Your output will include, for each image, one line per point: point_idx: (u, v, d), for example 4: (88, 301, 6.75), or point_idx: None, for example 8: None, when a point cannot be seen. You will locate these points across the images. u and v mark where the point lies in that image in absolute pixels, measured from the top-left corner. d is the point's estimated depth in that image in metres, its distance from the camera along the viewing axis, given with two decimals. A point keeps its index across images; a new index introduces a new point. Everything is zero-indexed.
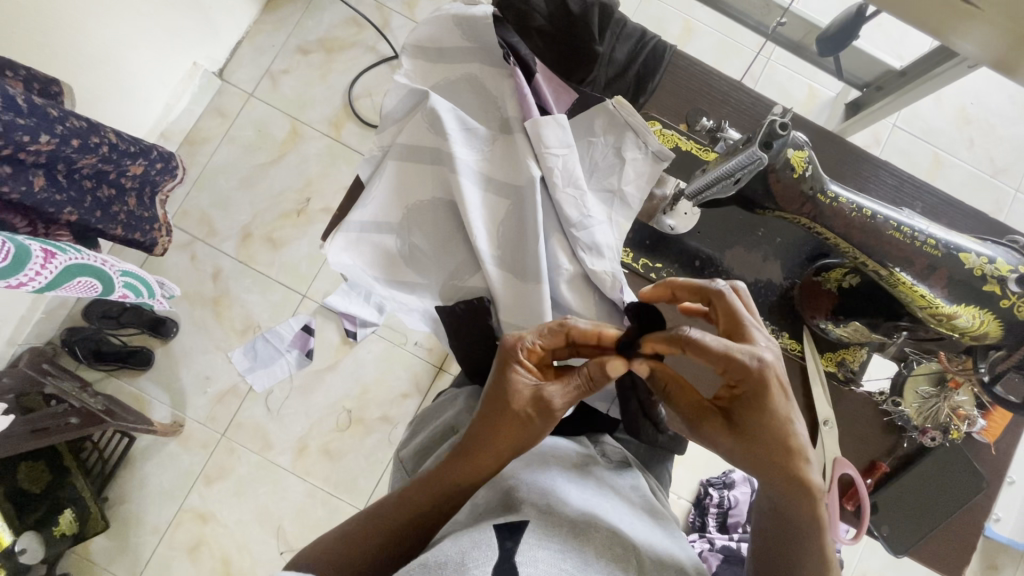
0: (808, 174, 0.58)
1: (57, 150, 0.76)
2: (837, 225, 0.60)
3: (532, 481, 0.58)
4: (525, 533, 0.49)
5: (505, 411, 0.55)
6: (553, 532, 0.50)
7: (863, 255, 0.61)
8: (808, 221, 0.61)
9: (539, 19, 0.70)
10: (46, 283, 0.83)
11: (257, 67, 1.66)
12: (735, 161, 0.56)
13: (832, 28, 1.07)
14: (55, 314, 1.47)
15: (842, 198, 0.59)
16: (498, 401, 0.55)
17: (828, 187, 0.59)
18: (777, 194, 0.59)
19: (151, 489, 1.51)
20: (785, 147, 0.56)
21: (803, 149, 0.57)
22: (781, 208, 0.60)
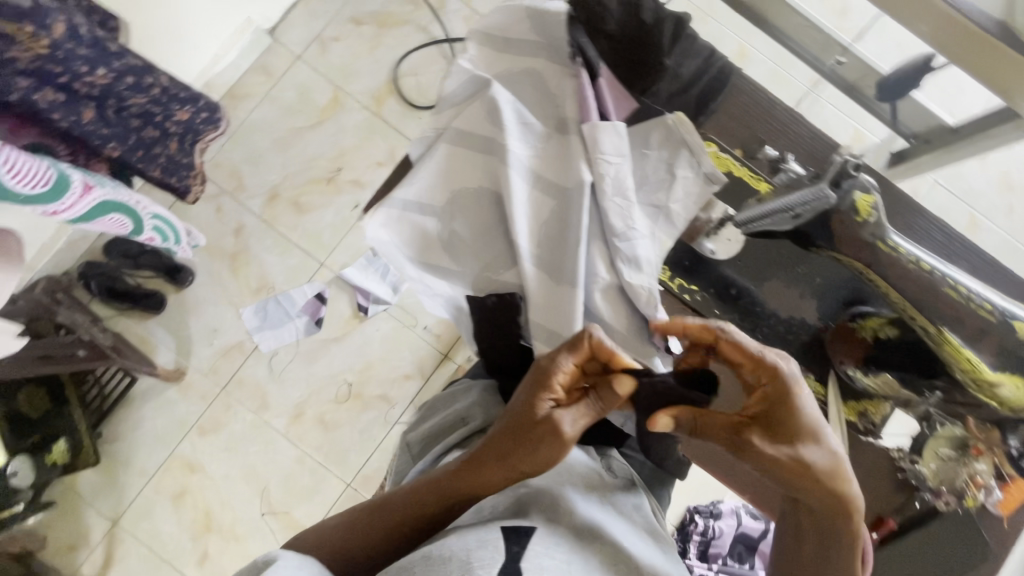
0: (873, 221, 0.60)
1: (111, 85, 0.77)
2: (892, 274, 0.61)
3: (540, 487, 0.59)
4: (531, 540, 0.51)
5: (523, 430, 0.54)
6: (558, 542, 0.52)
7: (913, 307, 0.61)
8: (864, 266, 0.62)
9: (611, 23, 0.67)
10: (80, 216, 0.83)
11: (309, 31, 1.65)
12: (796, 195, 0.60)
13: (894, 74, 1.05)
14: (77, 246, 1.48)
15: (902, 248, 0.60)
16: (519, 417, 0.55)
17: (889, 235, 0.60)
18: (836, 234, 0.61)
19: (145, 431, 1.52)
20: (854, 188, 0.59)
21: (872, 194, 0.59)
22: (838, 249, 0.62)
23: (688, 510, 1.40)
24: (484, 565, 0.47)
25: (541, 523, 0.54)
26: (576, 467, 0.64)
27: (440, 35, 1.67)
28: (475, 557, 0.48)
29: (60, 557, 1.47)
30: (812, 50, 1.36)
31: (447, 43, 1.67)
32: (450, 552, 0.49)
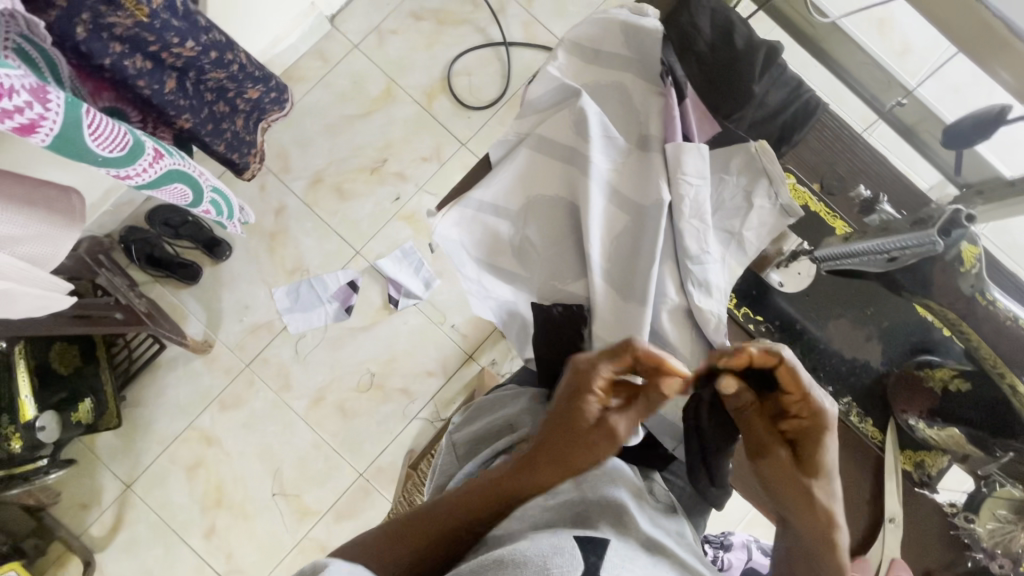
0: (975, 272, 0.58)
1: (195, 58, 0.78)
2: (986, 329, 0.60)
3: (598, 497, 0.60)
4: (607, 550, 0.52)
5: (575, 431, 0.59)
6: (630, 554, 0.53)
7: (1003, 364, 0.59)
8: (958, 319, 0.61)
9: (702, 44, 0.71)
10: (148, 181, 0.83)
11: (369, 22, 1.67)
12: (898, 238, 0.59)
13: (962, 122, 1.04)
14: (121, 210, 1.50)
15: (1000, 303, 0.60)
16: (568, 419, 0.59)
17: (989, 290, 0.60)
18: (936, 282, 0.60)
19: (167, 399, 1.54)
20: (963, 239, 0.57)
21: (978, 245, 0.58)
22: (933, 297, 0.61)
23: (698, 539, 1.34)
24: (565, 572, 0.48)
25: (612, 536, 0.55)
26: (629, 483, 0.64)
27: (497, 38, 1.68)
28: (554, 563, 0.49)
29: (71, 514, 1.48)
30: (872, 89, 1.35)
31: (504, 46, 1.67)
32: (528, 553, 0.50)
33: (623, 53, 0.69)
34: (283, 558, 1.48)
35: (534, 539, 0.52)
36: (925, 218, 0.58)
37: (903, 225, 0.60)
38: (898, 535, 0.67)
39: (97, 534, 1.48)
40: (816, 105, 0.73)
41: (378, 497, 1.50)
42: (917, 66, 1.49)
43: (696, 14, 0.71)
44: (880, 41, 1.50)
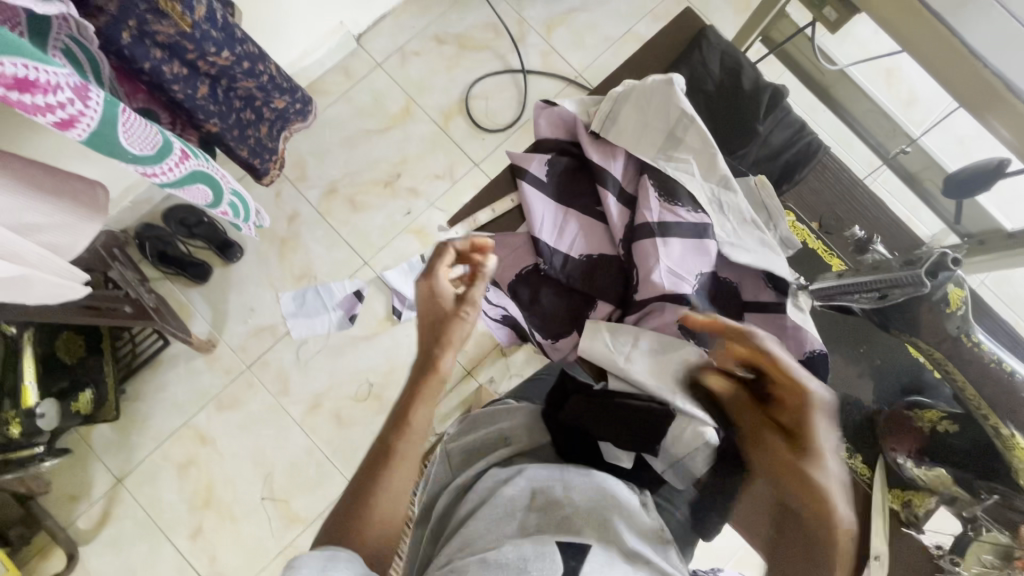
0: (960, 314, 0.61)
1: (228, 67, 0.82)
2: (971, 369, 0.62)
3: (572, 512, 0.66)
4: (586, 559, 0.60)
5: (438, 322, 0.74)
6: (607, 562, 0.61)
7: (987, 406, 0.62)
8: (942, 356, 0.64)
9: (710, 84, 0.81)
10: (172, 180, 0.86)
11: (393, 43, 1.74)
12: (892, 276, 0.62)
13: (962, 173, 1.07)
14: (140, 207, 1.54)
15: (986, 345, 0.62)
16: (439, 321, 0.74)
17: (975, 332, 0.62)
18: (924, 322, 0.62)
19: (166, 395, 1.55)
20: (948, 282, 0.60)
21: (964, 288, 0.60)
22: (920, 336, 0.64)
23: None
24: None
25: (594, 545, 0.62)
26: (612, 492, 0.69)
27: (516, 65, 1.74)
28: (534, 567, 0.57)
29: (60, 506, 1.48)
30: (878, 136, 1.38)
31: (522, 73, 1.73)
32: (511, 557, 0.58)
33: (639, 119, 0.80)
34: (266, 565, 1.47)
35: (517, 545, 0.60)
36: (909, 260, 0.62)
37: (894, 264, 0.63)
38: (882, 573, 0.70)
39: (83, 527, 1.48)
40: (818, 146, 0.82)
41: None
42: (922, 117, 1.53)
43: (706, 55, 0.81)
44: (886, 91, 1.54)
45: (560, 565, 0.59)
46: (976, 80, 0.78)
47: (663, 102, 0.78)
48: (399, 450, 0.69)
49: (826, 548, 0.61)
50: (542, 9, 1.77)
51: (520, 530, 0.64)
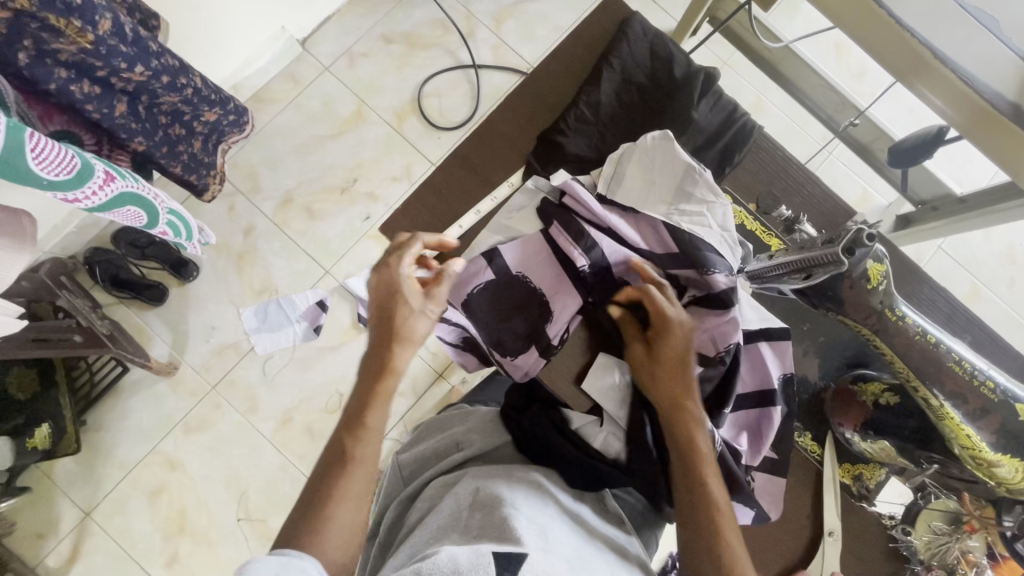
0: (882, 289, 0.59)
1: (146, 82, 0.79)
2: (898, 343, 0.61)
3: (511, 515, 0.61)
4: (522, 566, 0.54)
5: (388, 329, 0.75)
6: (548, 567, 0.56)
7: (915, 378, 0.61)
8: (870, 332, 0.62)
9: (641, 78, 0.95)
10: (98, 205, 0.83)
11: (340, 45, 1.70)
12: (812, 255, 0.61)
13: (906, 142, 1.08)
14: (86, 232, 1.49)
15: (910, 318, 0.60)
16: (390, 325, 0.75)
17: (898, 304, 0.60)
18: (848, 299, 0.61)
19: (129, 422, 1.51)
20: (867, 257, 0.58)
21: (883, 262, 0.59)
22: (846, 312, 0.62)
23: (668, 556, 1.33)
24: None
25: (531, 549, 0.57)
26: (553, 495, 0.70)
27: (467, 61, 1.71)
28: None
29: (27, 545, 1.44)
30: (828, 109, 1.39)
31: (473, 68, 1.70)
32: (444, 560, 0.54)
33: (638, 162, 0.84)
34: None
35: (451, 552, 0.55)
36: (830, 237, 0.61)
37: (816, 244, 0.62)
38: (836, 548, 0.77)
39: (54, 565, 1.44)
40: (752, 128, 0.87)
41: None
42: (872, 88, 1.54)
43: (632, 55, 0.97)
44: (836, 66, 1.55)
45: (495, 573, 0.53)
46: (904, 49, 0.78)
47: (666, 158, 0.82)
48: (350, 456, 0.67)
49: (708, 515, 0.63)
50: (490, 2, 1.74)
51: (459, 538, 0.60)
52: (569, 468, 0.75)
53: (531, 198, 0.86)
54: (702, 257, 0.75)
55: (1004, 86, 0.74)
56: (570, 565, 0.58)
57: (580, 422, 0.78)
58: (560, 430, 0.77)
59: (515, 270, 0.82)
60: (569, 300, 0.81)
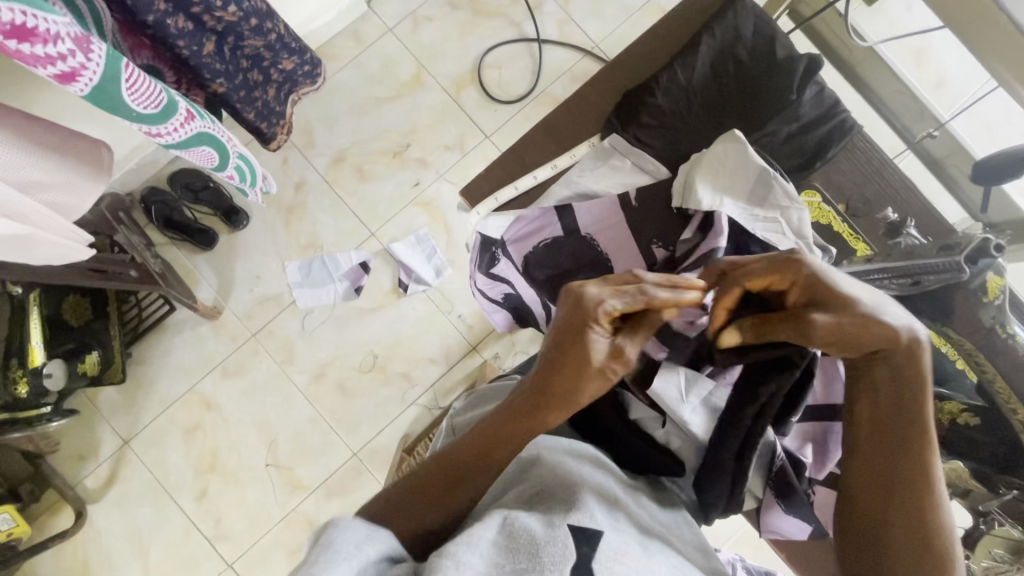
0: (996, 305, 0.64)
1: (235, 23, 0.79)
2: (1004, 362, 0.65)
3: (581, 481, 0.56)
4: (599, 543, 0.50)
5: (579, 367, 0.55)
6: (621, 546, 0.50)
7: (1018, 403, 0.63)
8: (973, 347, 0.66)
9: (742, 49, 0.73)
10: (177, 141, 0.84)
11: (405, 6, 1.68)
12: (932, 262, 0.63)
13: (993, 159, 1.03)
14: (145, 170, 1.52)
15: (1019, 337, 0.64)
16: (579, 365, 0.55)
17: (1011, 325, 0.64)
18: (958, 310, 0.65)
19: (172, 360, 1.55)
20: (987, 269, 0.63)
21: (1002, 279, 0.63)
22: (953, 326, 0.66)
23: None
24: (556, 563, 0.47)
25: (606, 527, 0.51)
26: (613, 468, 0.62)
27: (531, 34, 1.68)
28: (547, 553, 0.48)
29: (68, 465, 1.51)
30: (903, 120, 1.32)
31: (536, 43, 1.67)
32: (522, 534, 0.50)
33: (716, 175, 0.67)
34: (271, 529, 1.49)
35: (525, 523, 0.51)
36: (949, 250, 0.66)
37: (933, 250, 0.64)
38: None
39: (92, 486, 1.50)
40: (853, 126, 0.73)
41: (369, 478, 1.51)
42: (951, 100, 1.47)
43: (741, 19, 0.74)
44: (916, 74, 1.48)
45: (572, 549, 0.49)
46: None
47: (742, 160, 0.66)
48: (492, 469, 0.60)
49: (920, 463, 0.55)
50: None
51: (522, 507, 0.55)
52: (622, 447, 0.67)
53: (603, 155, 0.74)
54: None
55: None
56: (643, 544, 0.52)
57: (640, 413, 0.67)
58: (616, 414, 0.68)
59: (583, 230, 0.70)
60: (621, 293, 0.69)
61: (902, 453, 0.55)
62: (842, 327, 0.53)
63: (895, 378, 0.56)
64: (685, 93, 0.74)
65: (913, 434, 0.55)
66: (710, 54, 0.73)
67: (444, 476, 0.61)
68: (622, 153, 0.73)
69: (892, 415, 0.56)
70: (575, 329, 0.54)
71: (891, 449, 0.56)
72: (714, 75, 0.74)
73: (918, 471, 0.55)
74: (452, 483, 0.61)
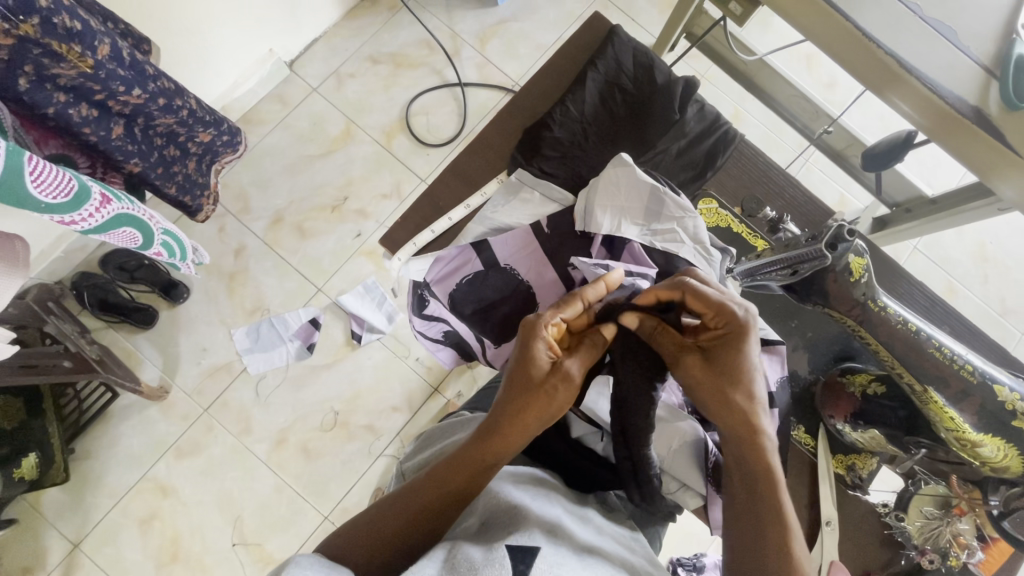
0: (864, 281, 0.62)
1: (142, 104, 0.80)
2: (881, 332, 0.64)
3: (522, 505, 0.58)
4: (536, 559, 0.50)
5: (528, 382, 0.58)
6: (560, 559, 0.52)
7: (900, 365, 0.64)
8: (854, 322, 0.65)
9: (625, 79, 0.84)
10: (94, 226, 0.84)
11: (327, 66, 1.73)
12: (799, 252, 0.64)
13: (877, 147, 1.12)
14: (73, 256, 1.47)
15: (892, 309, 0.63)
16: (527, 378, 0.58)
17: (880, 296, 0.63)
18: (831, 292, 0.64)
19: (119, 449, 1.48)
20: (848, 252, 0.61)
21: (864, 257, 0.62)
22: (831, 305, 0.65)
23: (670, 561, 1.34)
24: None
25: (544, 543, 0.53)
26: (556, 491, 0.64)
27: (453, 79, 1.75)
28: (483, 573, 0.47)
29: None
30: (803, 119, 1.43)
31: (459, 87, 1.74)
32: (462, 563, 0.50)
33: (612, 196, 0.73)
34: None
35: (467, 553, 0.51)
36: (813, 235, 0.64)
37: (800, 240, 0.65)
38: (833, 537, 0.73)
39: None
40: (734, 134, 0.83)
41: None
42: (843, 97, 1.60)
43: (619, 52, 0.84)
44: (807, 77, 1.62)
45: (509, 569, 0.49)
46: (871, 60, 0.82)
47: (631, 180, 0.73)
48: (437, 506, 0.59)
49: (777, 539, 0.54)
50: (474, 23, 1.79)
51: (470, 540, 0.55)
52: (573, 466, 0.69)
53: (508, 190, 0.79)
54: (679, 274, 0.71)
55: (964, 94, 0.80)
56: (582, 557, 0.54)
57: (580, 431, 0.72)
58: (560, 436, 0.71)
59: (503, 262, 0.75)
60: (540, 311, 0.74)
61: (755, 524, 0.55)
62: (701, 385, 0.58)
63: (744, 454, 0.57)
64: (580, 123, 0.83)
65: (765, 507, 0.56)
66: (598, 86, 0.83)
67: (394, 522, 0.59)
68: (530, 185, 0.79)
69: (745, 484, 0.57)
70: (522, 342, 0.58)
71: (746, 497, 0.57)
72: (604, 103, 0.83)
73: (768, 530, 0.55)
74: (403, 533, 0.59)
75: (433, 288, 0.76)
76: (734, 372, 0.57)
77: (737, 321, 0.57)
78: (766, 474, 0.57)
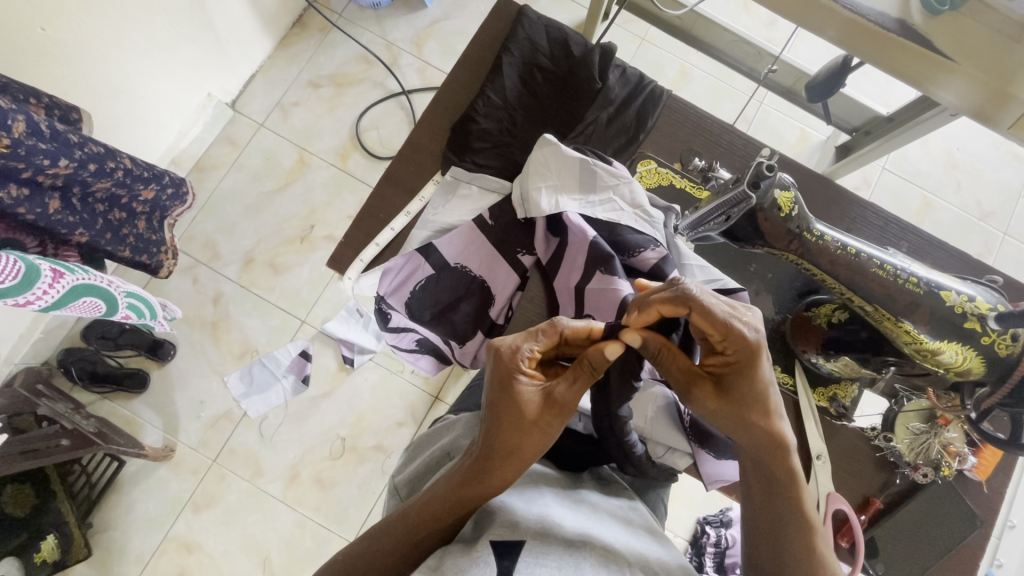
0: (795, 214, 0.63)
1: (74, 173, 0.80)
2: (823, 261, 0.65)
3: (510, 502, 0.58)
4: (521, 551, 0.52)
5: (521, 422, 0.55)
6: (545, 550, 0.53)
7: (848, 289, 0.66)
8: (796, 256, 0.66)
9: (544, 58, 0.87)
10: (52, 303, 0.83)
11: (269, 100, 1.72)
12: (726, 198, 0.63)
13: (818, 77, 1.12)
14: (54, 335, 1.47)
15: (829, 236, 0.65)
16: (518, 419, 0.55)
17: (814, 226, 0.64)
18: (765, 231, 0.64)
19: (137, 515, 1.48)
20: (773, 188, 0.62)
21: (791, 190, 0.63)
22: (770, 243, 0.66)
23: (698, 521, 1.35)
24: None
25: (530, 536, 0.54)
26: (545, 477, 0.64)
27: (396, 88, 1.74)
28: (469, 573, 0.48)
29: None
30: (747, 62, 1.42)
31: (404, 95, 1.74)
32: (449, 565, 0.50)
33: (545, 180, 0.75)
34: None
35: (453, 556, 0.52)
36: (738, 177, 0.64)
37: (728, 185, 0.65)
38: (827, 470, 0.73)
39: None
40: (661, 91, 0.85)
41: None
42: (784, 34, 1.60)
43: (531, 32, 0.86)
44: (746, 21, 1.60)
45: (494, 565, 0.50)
46: None
47: (561, 159, 0.75)
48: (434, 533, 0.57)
49: (804, 542, 0.55)
50: (406, 29, 1.78)
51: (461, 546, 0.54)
52: (561, 448, 0.70)
53: (449, 189, 0.80)
54: (623, 240, 0.72)
55: (884, 8, 0.79)
56: (569, 542, 0.55)
57: None
58: None
59: (452, 262, 0.76)
60: (496, 301, 0.76)
61: (779, 540, 0.56)
62: (715, 412, 0.55)
63: (768, 469, 0.56)
64: (505, 110, 0.85)
65: (787, 524, 0.56)
66: (516, 70, 0.85)
67: (393, 562, 0.57)
68: (466, 180, 0.80)
69: (766, 497, 0.57)
70: (500, 380, 0.56)
71: (772, 502, 0.56)
72: (526, 86, 0.86)
73: (795, 525, 0.56)
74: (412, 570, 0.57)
75: (388, 302, 0.77)
76: (756, 391, 0.54)
77: (765, 346, 0.52)
78: (791, 485, 0.56)
